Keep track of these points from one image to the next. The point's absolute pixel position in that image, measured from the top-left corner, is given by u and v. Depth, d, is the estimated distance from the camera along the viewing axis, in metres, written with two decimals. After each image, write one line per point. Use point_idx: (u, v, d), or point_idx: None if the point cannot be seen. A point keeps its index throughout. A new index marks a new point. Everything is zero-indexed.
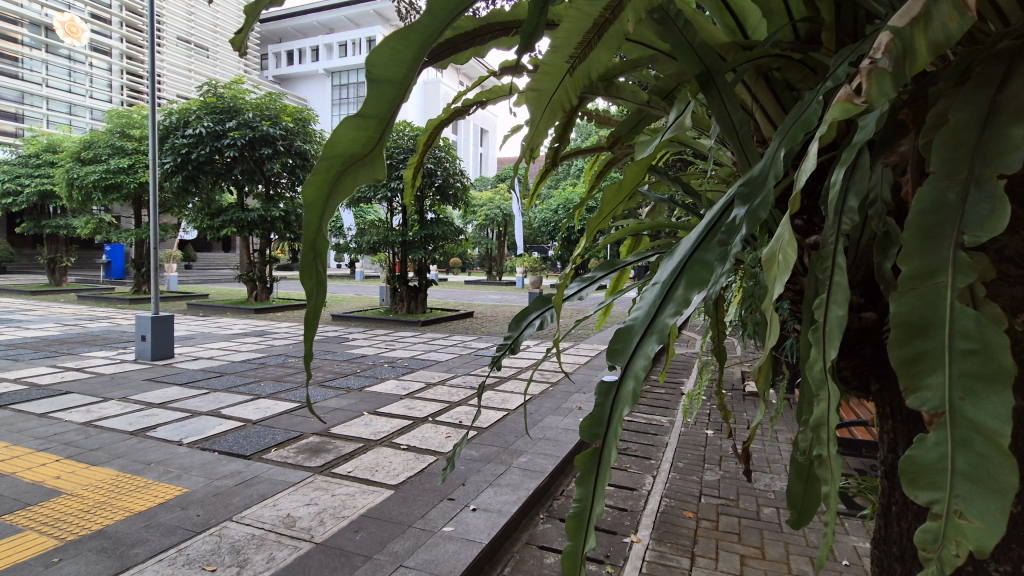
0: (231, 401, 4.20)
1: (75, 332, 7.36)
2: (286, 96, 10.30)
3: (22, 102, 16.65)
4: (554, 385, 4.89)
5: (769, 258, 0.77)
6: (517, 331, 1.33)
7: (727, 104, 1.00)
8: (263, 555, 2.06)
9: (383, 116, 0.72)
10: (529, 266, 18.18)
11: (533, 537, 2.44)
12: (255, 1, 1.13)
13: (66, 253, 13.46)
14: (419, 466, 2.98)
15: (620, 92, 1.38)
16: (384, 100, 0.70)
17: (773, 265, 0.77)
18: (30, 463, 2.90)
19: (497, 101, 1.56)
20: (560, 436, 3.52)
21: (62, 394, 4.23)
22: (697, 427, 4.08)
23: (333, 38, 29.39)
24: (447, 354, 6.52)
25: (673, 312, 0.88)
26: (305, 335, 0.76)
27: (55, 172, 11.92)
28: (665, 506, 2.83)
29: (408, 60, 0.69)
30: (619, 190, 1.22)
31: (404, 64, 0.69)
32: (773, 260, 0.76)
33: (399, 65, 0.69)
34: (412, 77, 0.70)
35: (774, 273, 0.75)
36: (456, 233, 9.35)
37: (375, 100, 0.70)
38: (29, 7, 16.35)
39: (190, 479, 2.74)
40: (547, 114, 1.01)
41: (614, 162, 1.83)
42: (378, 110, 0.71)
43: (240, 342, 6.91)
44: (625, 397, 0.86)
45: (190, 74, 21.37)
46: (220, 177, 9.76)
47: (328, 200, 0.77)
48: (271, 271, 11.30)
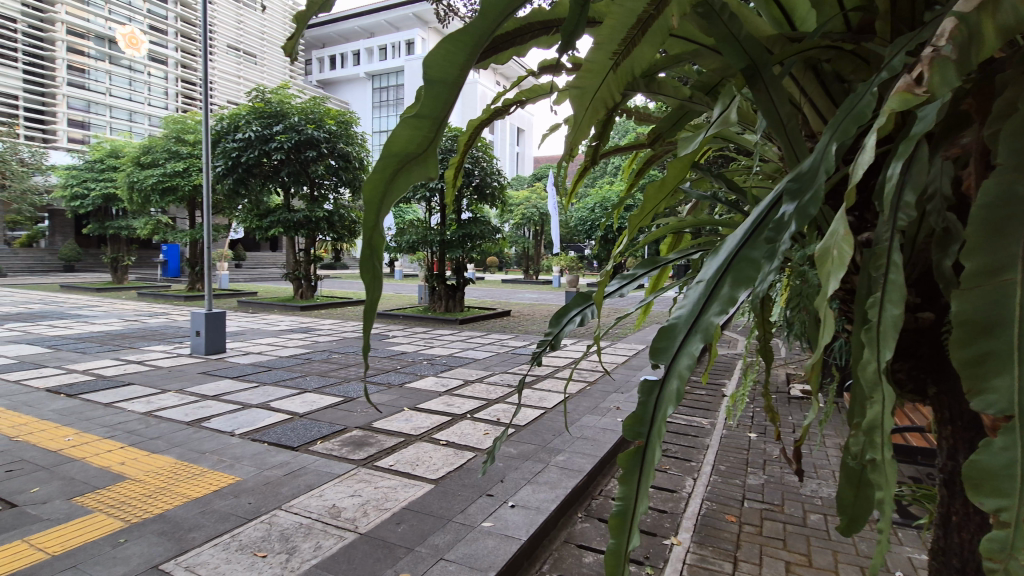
0: (279, 394, 4.37)
1: (136, 326, 7.82)
2: (329, 100, 10.52)
3: (88, 111, 17.69)
4: (592, 384, 4.87)
5: (823, 254, 0.75)
6: (557, 328, 1.34)
7: (776, 98, 0.98)
8: (311, 543, 2.14)
9: (434, 115, 0.74)
10: (566, 265, 18.05)
11: (571, 535, 2.44)
12: (305, 8, 1.18)
13: (127, 252, 14.27)
14: (458, 462, 3.02)
15: (661, 88, 1.36)
16: (437, 100, 0.72)
17: (827, 260, 0.75)
18: (97, 450, 3.10)
19: (538, 100, 1.58)
20: (598, 436, 3.50)
21: (125, 386, 4.50)
22: (739, 429, 3.98)
23: (373, 42, 30.01)
24: (485, 352, 6.56)
25: (718, 310, 0.87)
26: (362, 327, 0.79)
27: (118, 176, 12.62)
28: (705, 509, 2.77)
29: (460, 61, 0.71)
30: (661, 188, 1.22)
31: (457, 65, 0.71)
32: (825, 255, 0.75)
33: (453, 65, 0.71)
34: (464, 77, 0.72)
35: (827, 269, 0.73)
36: (494, 232, 9.37)
37: (430, 99, 0.72)
38: (95, 22, 17.73)
39: (242, 469, 2.87)
40: (590, 112, 1.01)
41: (654, 159, 1.81)
42: (431, 110, 0.73)
43: (286, 338, 7.17)
44: (668, 396, 0.86)
45: (239, 81, 22.24)
46: (268, 179, 10.15)
47: (384, 198, 0.79)
48: (315, 270, 11.64)
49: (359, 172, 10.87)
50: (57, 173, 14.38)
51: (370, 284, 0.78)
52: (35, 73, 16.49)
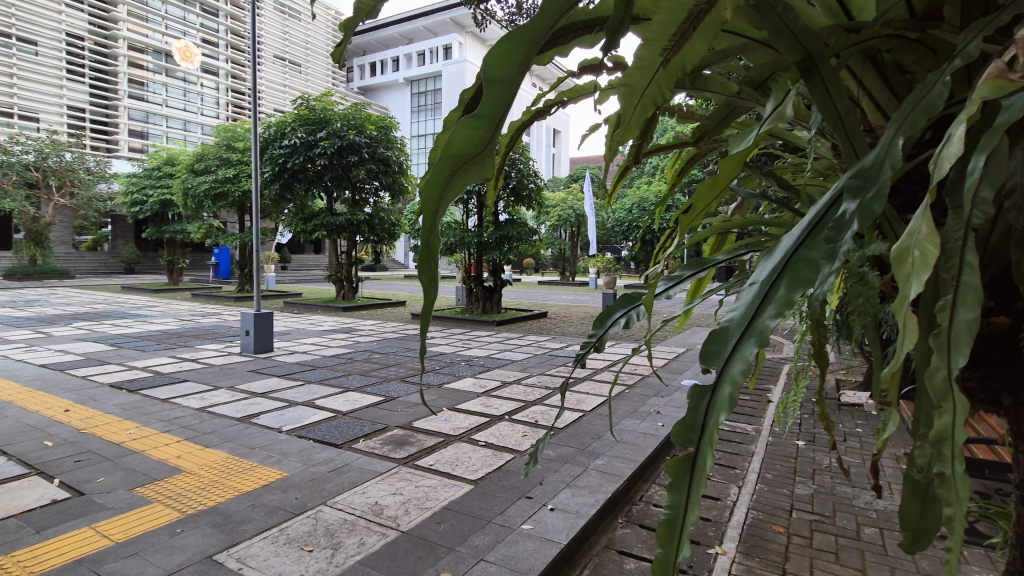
0: (323, 393, 4.49)
1: (190, 325, 8.22)
2: (370, 105, 10.73)
3: (147, 122, 18.68)
4: (632, 387, 4.79)
5: (899, 254, 0.71)
6: (601, 330, 1.32)
7: (832, 93, 0.94)
8: (355, 539, 2.18)
9: (494, 116, 0.74)
10: (603, 266, 17.85)
11: (612, 541, 2.40)
12: (353, 15, 1.21)
13: (182, 255, 15.00)
14: (497, 463, 3.03)
15: (707, 84, 1.33)
16: (497, 100, 0.73)
17: (903, 262, 0.71)
18: (156, 443, 3.26)
19: (579, 100, 1.56)
20: (639, 440, 3.43)
21: (180, 382, 4.73)
22: (786, 437, 3.83)
23: (412, 48, 30.54)
24: (522, 353, 6.55)
25: (773, 313, 0.83)
26: (420, 325, 0.79)
27: (173, 183, 13.28)
28: (751, 518, 2.68)
29: (518, 60, 0.72)
30: (711, 186, 1.18)
31: (515, 64, 0.72)
32: (903, 256, 0.71)
33: (512, 63, 0.72)
34: (522, 76, 0.73)
35: (905, 271, 0.70)
36: (530, 233, 9.36)
37: (490, 101, 0.72)
38: (153, 37, 18.75)
39: (289, 464, 2.96)
40: (638, 110, 0.99)
41: (698, 157, 1.76)
42: (492, 110, 0.73)
43: (330, 338, 7.37)
44: (719, 402, 0.84)
45: (285, 90, 23.06)
46: (312, 184, 10.47)
47: (441, 199, 0.80)
48: (356, 271, 11.93)
49: (398, 176, 11.07)
50: (119, 181, 15.24)
51: (426, 288, 0.77)
52: (99, 87, 17.57)
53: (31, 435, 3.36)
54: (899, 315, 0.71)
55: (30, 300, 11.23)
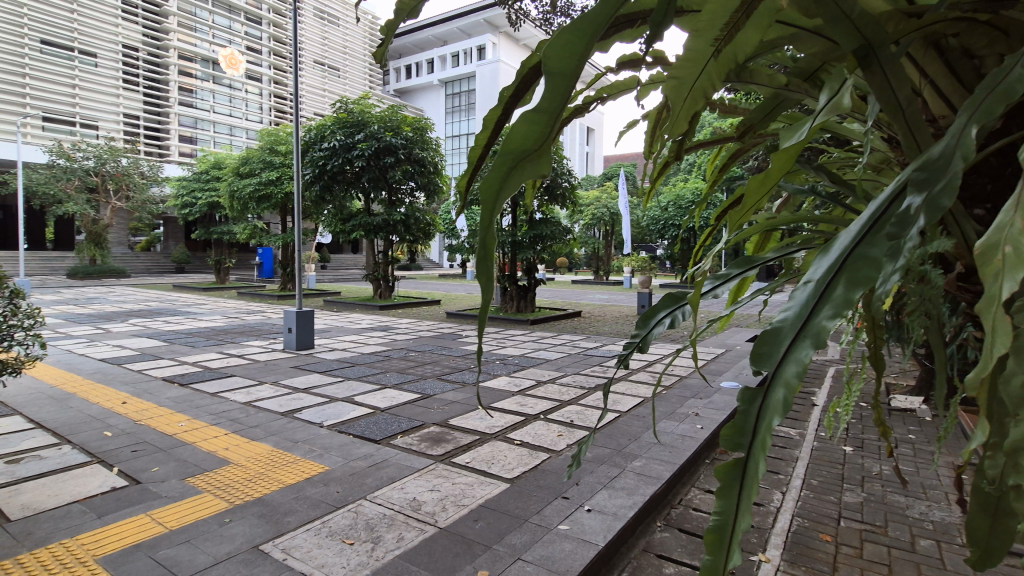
0: (362, 389, 4.59)
1: (236, 323, 8.52)
2: (407, 107, 10.89)
3: (196, 127, 19.50)
4: (669, 388, 4.71)
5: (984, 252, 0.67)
6: (644, 330, 1.30)
7: (892, 80, 0.89)
8: (394, 534, 2.21)
9: (552, 107, 0.74)
10: (638, 265, 17.56)
11: (650, 544, 2.35)
12: (394, 16, 1.23)
13: (228, 255, 15.65)
14: (534, 462, 3.02)
15: (753, 76, 1.27)
16: (557, 92, 0.72)
17: (989, 259, 0.68)
18: (205, 435, 3.40)
19: (619, 97, 1.55)
20: (677, 442, 3.35)
21: (227, 377, 4.91)
22: (833, 442, 3.67)
23: (446, 49, 30.83)
24: (556, 352, 6.52)
25: (831, 314, 0.78)
26: (477, 319, 0.80)
27: (220, 186, 13.81)
28: (796, 526, 2.58)
29: (579, 49, 0.71)
30: (762, 182, 1.13)
31: (576, 55, 0.71)
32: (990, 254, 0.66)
33: (572, 55, 0.71)
34: (582, 69, 0.72)
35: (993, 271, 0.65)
36: (564, 233, 9.30)
37: (551, 94, 0.72)
38: (202, 46, 19.54)
39: (331, 459, 3.03)
40: (688, 103, 0.96)
41: (740, 153, 1.70)
42: (550, 103, 0.73)
43: (367, 336, 7.52)
44: (773, 405, 0.80)
45: (324, 94, 23.65)
46: (351, 185, 10.70)
47: (499, 195, 0.81)
48: (393, 271, 12.13)
49: (434, 176, 11.18)
50: (171, 184, 15.93)
51: (483, 288, 0.78)
52: (152, 95, 18.41)
53: (92, 425, 3.55)
54: (985, 317, 0.67)
55: (90, 298, 11.87)
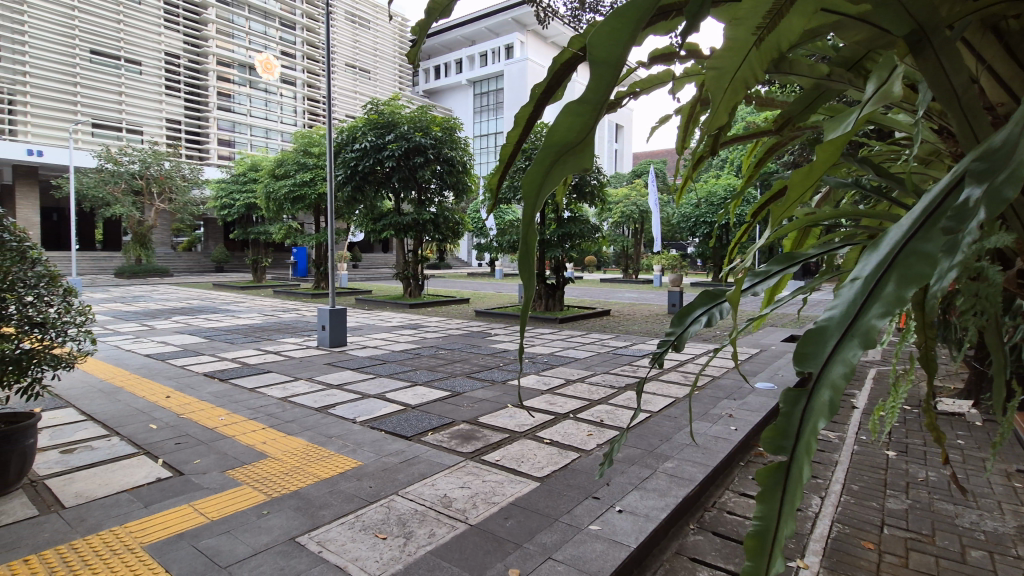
0: (393, 386, 4.65)
1: (272, 320, 8.77)
2: (436, 107, 10.95)
3: (233, 131, 20.07)
4: (701, 388, 4.62)
5: None
6: (680, 329, 1.27)
7: (946, 67, 0.85)
8: (425, 530, 2.23)
9: (596, 100, 0.73)
10: (669, 263, 17.26)
11: (683, 547, 2.31)
12: (426, 16, 1.23)
13: (265, 254, 16.21)
14: (563, 461, 3.00)
15: (793, 67, 1.22)
16: (601, 83, 0.71)
17: None
18: (244, 429, 3.51)
19: (653, 92, 1.51)
20: (711, 444, 3.29)
21: (264, 373, 5.05)
22: (876, 446, 3.53)
23: (475, 49, 30.90)
24: (586, 351, 6.47)
25: (882, 312, 0.75)
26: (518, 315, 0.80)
27: (257, 187, 14.19)
28: (836, 532, 2.49)
29: (626, 37, 0.70)
30: (805, 176, 1.09)
31: (622, 43, 0.70)
32: None
33: (617, 43, 0.70)
34: (627, 57, 0.70)
35: None
36: (593, 231, 9.22)
37: (594, 85, 0.71)
38: (239, 52, 20.12)
39: (363, 454, 3.08)
40: (728, 95, 0.93)
41: (778, 147, 1.64)
42: (594, 95, 0.72)
43: (398, 334, 7.61)
44: (817, 408, 0.78)
45: (356, 95, 24.03)
46: (381, 186, 10.85)
47: (540, 189, 0.80)
48: (423, 270, 12.25)
49: (462, 176, 11.23)
50: (210, 187, 16.44)
51: (525, 284, 0.78)
52: (193, 100, 19.07)
53: (139, 418, 3.71)
54: None
55: (136, 296, 12.40)
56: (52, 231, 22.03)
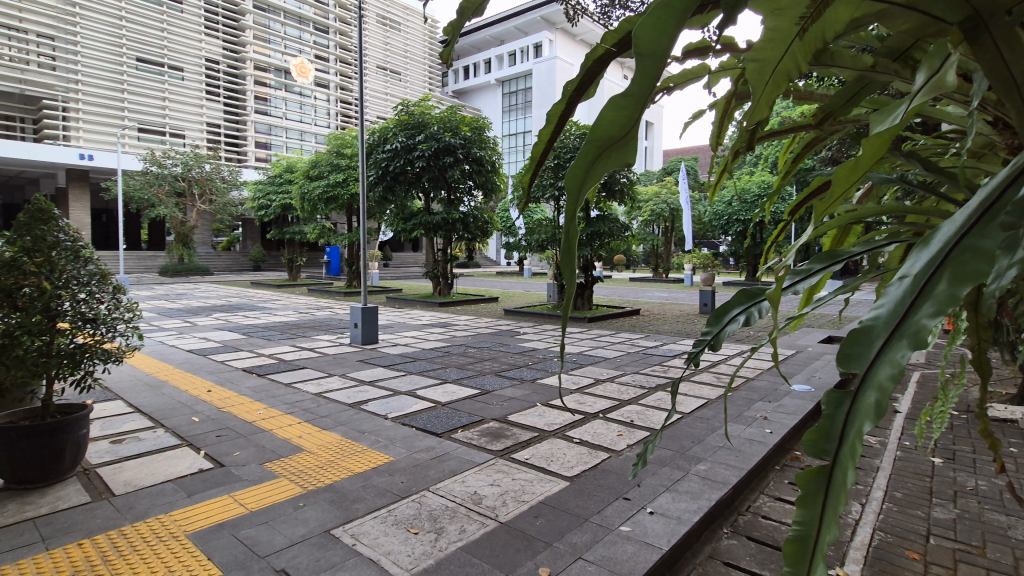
0: (423, 383, 4.71)
1: (307, 318, 8.98)
2: (465, 107, 11.00)
3: (270, 134, 20.61)
4: (734, 389, 4.52)
5: None
6: (716, 328, 1.25)
7: (1003, 54, 0.80)
8: (456, 526, 2.25)
9: (639, 94, 0.72)
10: (701, 262, 16.94)
11: (716, 551, 2.27)
12: (458, 15, 1.24)
13: (299, 254, 16.60)
14: (593, 461, 2.98)
15: (834, 59, 1.15)
16: (646, 76, 0.70)
17: None
18: (280, 423, 3.61)
19: (687, 87, 1.49)
20: (745, 446, 3.21)
21: (299, 369, 5.19)
22: (920, 453, 3.39)
23: (504, 48, 30.91)
24: (615, 351, 6.40)
25: (933, 311, 0.72)
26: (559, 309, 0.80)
27: (292, 188, 14.54)
28: (877, 541, 2.40)
29: (671, 28, 0.69)
30: (849, 172, 1.05)
31: (668, 34, 0.69)
32: None
33: (662, 34, 0.69)
34: (674, 47, 0.69)
35: None
36: (623, 229, 9.12)
37: (640, 78, 0.70)
38: (275, 57, 20.66)
39: (395, 450, 3.13)
40: (769, 89, 0.90)
41: (816, 143, 1.58)
42: (639, 88, 0.71)
43: (428, 332, 7.70)
44: (862, 410, 0.75)
45: (387, 97, 24.35)
46: (412, 185, 11.00)
47: (582, 185, 0.80)
48: (452, 269, 12.36)
49: (491, 175, 11.28)
50: (248, 189, 16.93)
51: (567, 278, 0.78)
52: (232, 105, 19.70)
53: (182, 411, 3.86)
54: None
55: (178, 294, 12.88)
56: (101, 231, 23.10)
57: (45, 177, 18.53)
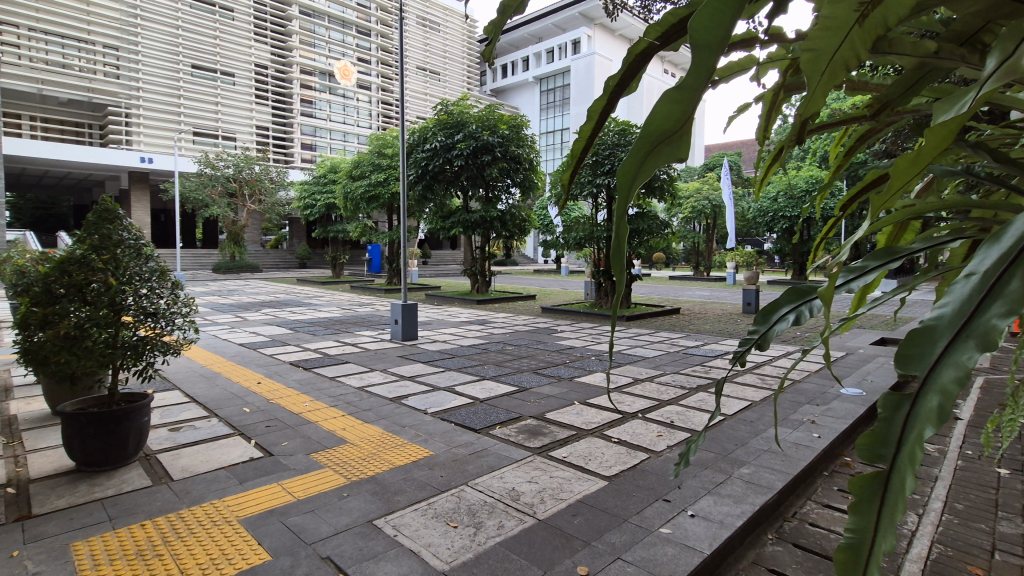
0: (462, 380, 4.76)
1: (349, 314, 9.22)
2: (504, 106, 11.01)
3: (315, 135, 21.21)
4: (779, 391, 4.38)
5: None
6: (764, 327, 1.21)
7: None
8: (494, 521, 2.27)
9: (695, 87, 0.70)
10: (745, 260, 16.43)
11: (760, 557, 2.20)
12: (500, 13, 1.24)
13: (342, 252, 17.05)
14: (632, 462, 2.94)
15: (895, 46, 1.09)
16: (704, 67, 0.68)
17: None
18: (325, 415, 3.72)
19: (733, 81, 1.44)
20: (791, 450, 3.11)
21: (343, 363, 5.34)
22: (984, 463, 3.19)
23: (542, 46, 30.80)
24: (655, 350, 6.29)
25: (1004, 311, 0.68)
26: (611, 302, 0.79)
27: (335, 188, 14.96)
28: (936, 554, 2.28)
29: (728, 19, 0.67)
30: (912, 163, 1.00)
31: (724, 25, 0.67)
32: None
33: (719, 25, 0.67)
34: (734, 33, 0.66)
35: None
36: (662, 227, 8.95)
37: (697, 70, 0.68)
38: (319, 60, 21.26)
39: (434, 444, 3.18)
40: (824, 81, 0.86)
41: (871, 134, 1.50)
42: (695, 81, 0.69)
43: (466, 329, 7.78)
44: (923, 414, 0.71)
45: (426, 97, 24.66)
46: (450, 184, 11.14)
47: (635, 180, 0.79)
48: (490, 266, 12.44)
49: (529, 173, 11.27)
50: (295, 189, 17.51)
51: (618, 273, 0.77)
52: (279, 109, 20.42)
53: (234, 401, 4.03)
54: None
55: (230, 290, 13.47)
56: (161, 230, 24.40)
57: (110, 180, 19.76)
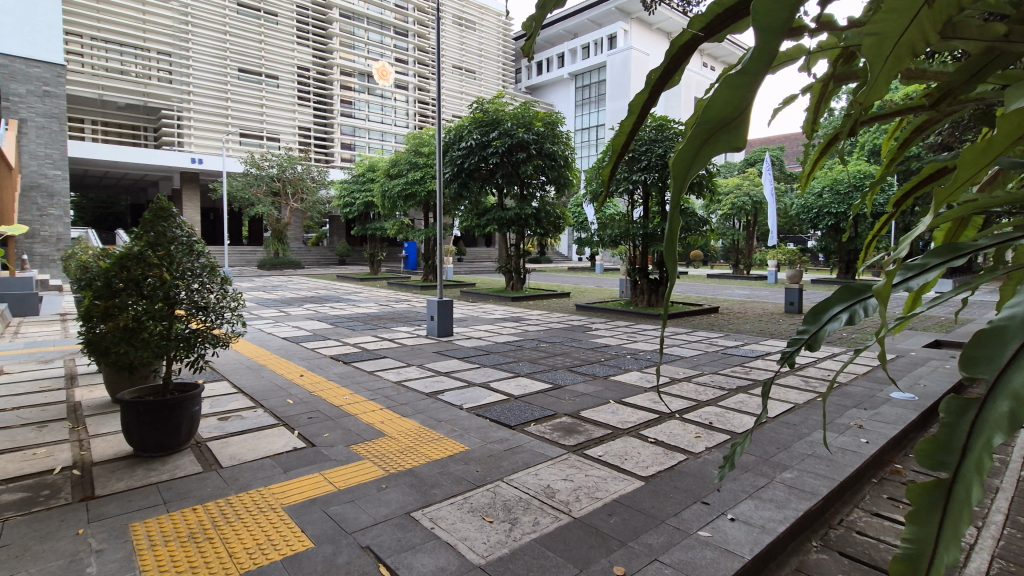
0: (496, 376, 4.78)
1: (386, 310, 9.38)
2: (539, 103, 10.96)
3: (354, 135, 21.66)
4: (824, 393, 4.21)
5: None
6: (815, 326, 1.17)
7: None
8: (530, 518, 2.28)
9: (756, 72, 0.68)
10: (788, 258, 15.87)
11: (804, 564, 2.13)
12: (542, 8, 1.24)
13: (380, 249, 17.35)
14: (670, 462, 2.90)
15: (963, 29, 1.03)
16: (768, 49, 0.66)
17: None
18: (364, 408, 3.81)
19: (785, 69, 1.39)
20: (837, 455, 2.99)
21: (380, 358, 5.45)
22: None
23: (579, 42, 30.52)
24: (692, 350, 6.16)
25: None
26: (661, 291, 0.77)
27: (373, 186, 15.24)
28: (996, 569, 2.15)
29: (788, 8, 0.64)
30: (982, 151, 0.94)
31: (784, 11, 0.64)
32: None
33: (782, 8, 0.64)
34: (796, 17, 0.64)
35: None
36: (700, 224, 8.74)
37: (760, 52, 0.66)
38: (359, 62, 21.67)
39: (469, 439, 3.20)
40: (888, 68, 0.82)
41: (930, 125, 1.43)
42: (758, 66, 0.67)
43: (501, 326, 7.80)
44: (992, 419, 0.67)
45: (462, 96, 24.84)
46: (485, 182, 11.20)
47: (689, 169, 0.77)
48: (524, 264, 12.42)
49: (564, 170, 11.21)
50: (334, 187, 17.93)
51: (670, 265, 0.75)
52: (321, 110, 20.95)
53: (279, 393, 4.18)
54: None
55: (273, 286, 13.89)
56: (210, 229, 25.47)
57: (163, 180, 20.73)
